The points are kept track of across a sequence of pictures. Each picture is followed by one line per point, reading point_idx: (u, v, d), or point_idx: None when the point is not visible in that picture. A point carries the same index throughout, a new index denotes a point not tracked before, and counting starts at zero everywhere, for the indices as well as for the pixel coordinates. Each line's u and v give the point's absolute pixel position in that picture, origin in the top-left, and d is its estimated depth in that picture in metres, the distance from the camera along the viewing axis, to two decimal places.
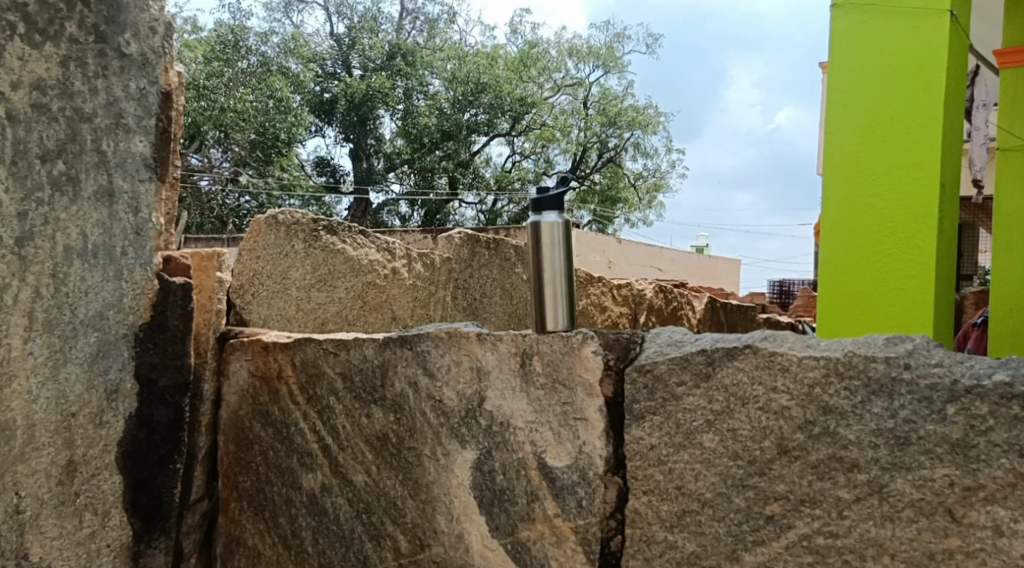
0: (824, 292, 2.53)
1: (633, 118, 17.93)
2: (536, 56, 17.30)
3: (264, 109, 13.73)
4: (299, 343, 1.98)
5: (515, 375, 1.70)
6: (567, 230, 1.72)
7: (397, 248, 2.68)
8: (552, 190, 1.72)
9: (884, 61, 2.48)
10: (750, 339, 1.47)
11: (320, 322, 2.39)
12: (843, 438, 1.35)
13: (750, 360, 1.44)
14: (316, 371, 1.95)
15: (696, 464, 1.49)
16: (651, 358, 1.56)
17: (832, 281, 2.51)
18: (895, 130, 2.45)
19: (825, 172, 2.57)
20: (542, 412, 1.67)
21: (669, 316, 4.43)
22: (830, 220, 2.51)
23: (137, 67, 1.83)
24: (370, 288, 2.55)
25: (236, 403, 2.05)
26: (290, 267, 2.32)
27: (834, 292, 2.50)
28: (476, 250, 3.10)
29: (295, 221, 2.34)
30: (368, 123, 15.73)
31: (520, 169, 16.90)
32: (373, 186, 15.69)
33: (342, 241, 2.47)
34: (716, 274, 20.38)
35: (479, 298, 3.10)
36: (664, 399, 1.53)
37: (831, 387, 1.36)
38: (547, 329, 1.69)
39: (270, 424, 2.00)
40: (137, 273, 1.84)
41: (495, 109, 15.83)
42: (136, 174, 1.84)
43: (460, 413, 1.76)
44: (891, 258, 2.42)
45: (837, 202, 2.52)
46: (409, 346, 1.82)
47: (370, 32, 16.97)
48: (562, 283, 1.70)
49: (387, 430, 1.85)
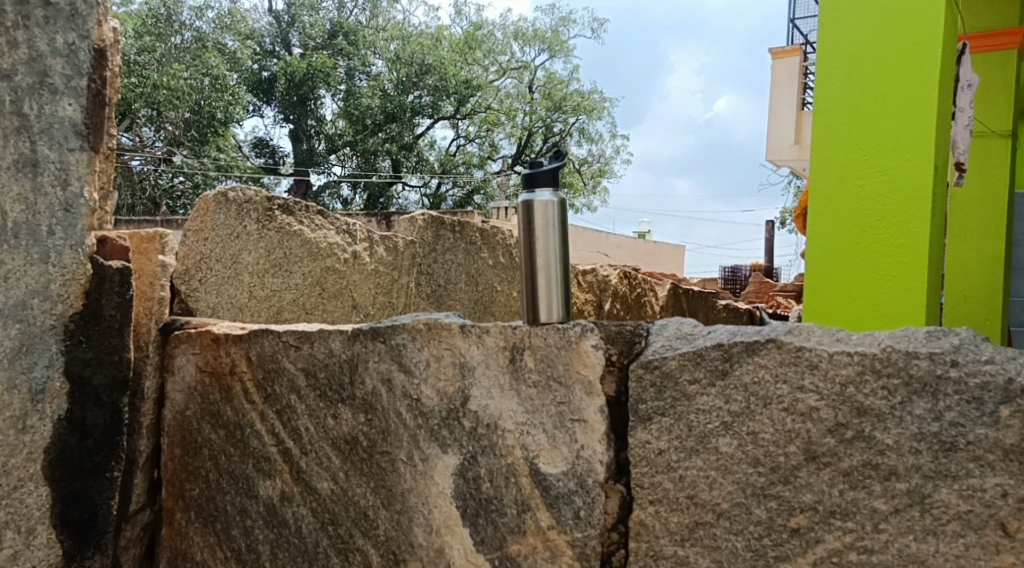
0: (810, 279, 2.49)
1: (579, 103, 17.79)
2: (481, 38, 16.99)
3: (199, 87, 13.22)
4: (255, 335, 1.76)
5: (504, 372, 1.53)
6: (562, 210, 1.55)
7: (358, 230, 2.47)
8: (547, 165, 1.55)
9: (874, 41, 2.42)
10: (771, 332, 1.33)
11: (275, 311, 2.18)
12: (880, 443, 1.23)
13: (773, 355, 1.30)
14: (274, 366, 1.74)
15: (711, 472, 1.35)
16: (659, 353, 1.41)
17: (817, 267, 2.47)
18: (888, 111, 2.39)
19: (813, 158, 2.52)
20: (534, 413, 1.50)
21: (633, 303, 4.30)
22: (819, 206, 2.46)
23: (65, 18, 1.58)
24: (329, 274, 2.34)
25: (182, 402, 1.83)
26: (242, 250, 2.10)
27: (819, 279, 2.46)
28: (441, 233, 2.91)
29: (247, 199, 2.11)
30: (309, 104, 15.19)
31: (464, 153, 16.64)
32: (314, 167, 15.24)
33: (299, 222, 2.25)
34: (660, 259, 20.51)
35: (444, 285, 2.91)
36: (674, 398, 1.38)
37: (866, 386, 1.24)
38: (539, 320, 1.52)
39: (221, 425, 1.79)
40: (66, 256, 1.60)
41: (440, 91, 15.50)
42: (64, 142, 1.59)
43: (441, 414, 1.58)
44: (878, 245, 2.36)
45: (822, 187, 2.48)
46: (382, 338, 1.64)
47: (310, 10, 16.40)
48: (556, 270, 1.53)
49: (356, 432, 1.66)
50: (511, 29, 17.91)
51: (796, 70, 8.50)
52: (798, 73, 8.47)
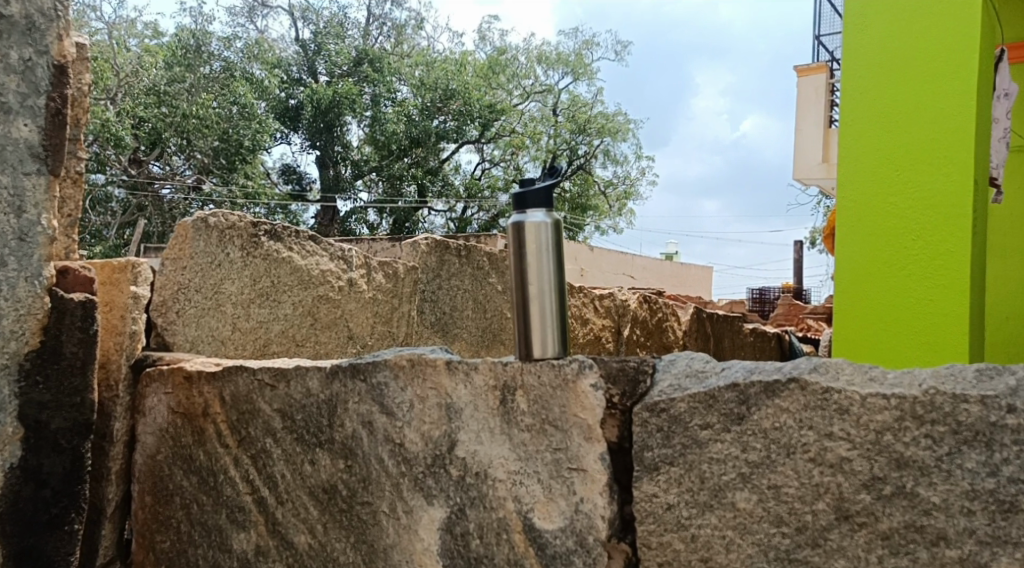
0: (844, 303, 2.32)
1: (603, 125, 17.66)
2: (505, 62, 16.99)
3: (227, 116, 13.24)
4: (229, 373, 1.62)
5: (494, 414, 1.37)
6: (558, 230, 1.39)
7: (354, 256, 2.32)
8: (539, 183, 1.39)
9: (905, 47, 2.26)
10: (794, 370, 1.16)
11: (262, 344, 2.05)
12: (925, 500, 1.05)
13: (796, 398, 1.13)
14: (249, 407, 1.60)
15: (727, 531, 1.17)
16: (667, 395, 1.24)
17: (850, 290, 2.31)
18: (921, 121, 2.22)
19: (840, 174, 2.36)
20: (527, 460, 1.34)
21: (654, 328, 4.11)
22: (847, 225, 2.32)
23: (19, 32, 1.47)
24: (322, 303, 2.20)
25: (153, 445, 1.68)
26: (225, 279, 1.97)
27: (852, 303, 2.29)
28: (445, 258, 2.76)
29: (231, 225, 1.98)
30: (335, 130, 15.16)
31: (489, 177, 16.56)
32: (340, 194, 15.26)
33: (288, 249, 2.11)
34: (688, 281, 20.22)
35: (449, 313, 2.76)
36: (684, 446, 1.21)
37: (906, 435, 1.06)
38: (533, 356, 1.35)
39: (194, 471, 1.64)
40: (20, 289, 1.47)
41: (464, 116, 15.48)
42: (19, 165, 1.47)
43: (426, 461, 1.42)
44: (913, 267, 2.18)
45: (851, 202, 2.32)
46: (362, 376, 1.49)
47: (336, 38, 16.49)
48: (551, 297, 1.37)
49: (335, 480, 1.50)
50: (534, 53, 17.86)
51: (823, 88, 8.26)
52: (825, 92, 8.24)
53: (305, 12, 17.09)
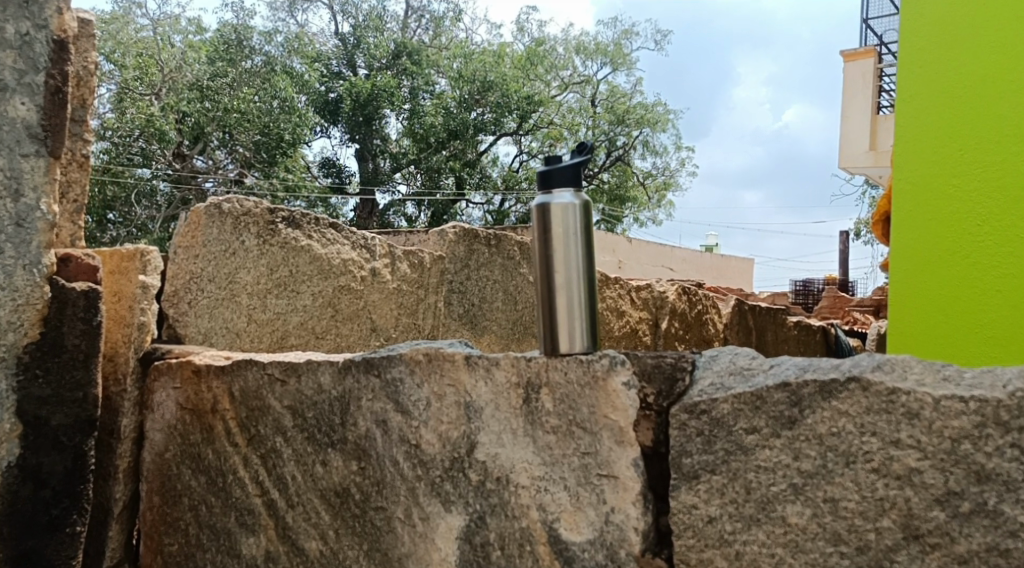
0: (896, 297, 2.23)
1: (642, 115, 17.37)
2: (543, 53, 16.75)
3: (269, 110, 13.22)
4: (238, 367, 1.53)
5: (517, 414, 1.25)
6: (588, 211, 1.26)
7: (378, 245, 2.22)
8: (567, 161, 1.26)
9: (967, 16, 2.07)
10: (854, 368, 1.02)
11: (279, 336, 1.96)
12: (1010, 520, 0.90)
13: (858, 401, 0.99)
14: (259, 404, 1.50)
15: (777, 550, 1.04)
16: (707, 395, 1.11)
17: (905, 282, 2.21)
18: (984, 98, 2.04)
19: (903, 161, 2.24)
20: (553, 466, 1.22)
21: (693, 321, 3.93)
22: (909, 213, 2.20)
23: (15, 4, 1.38)
24: (343, 294, 2.11)
25: (161, 443, 1.60)
26: (240, 268, 1.89)
27: (906, 295, 2.19)
28: (474, 247, 2.64)
29: (246, 211, 1.89)
30: (374, 123, 15.13)
31: (527, 169, 16.38)
32: (379, 187, 15.21)
33: (307, 237, 2.02)
34: (729, 273, 19.87)
35: (478, 304, 2.65)
36: (727, 452, 1.08)
37: (989, 444, 0.92)
38: (559, 351, 1.23)
39: (203, 470, 1.56)
40: (17, 278, 1.39)
41: (502, 108, 15.33)
42: (15, 147, 1.39)
43: (444, 464, 1.31)
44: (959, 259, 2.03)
45: (907, 188, 2.22)
46: (376, 372, 1.38)
47: (375, 31, 16.41)
48: (580, 288, 1.24)
49: (348, 482, 1.40)
50: (572, 43, 17.61)
51: (870, 73, 7.95)
52: (873, 76, 7.92)
53: (344, 6, 17.06)
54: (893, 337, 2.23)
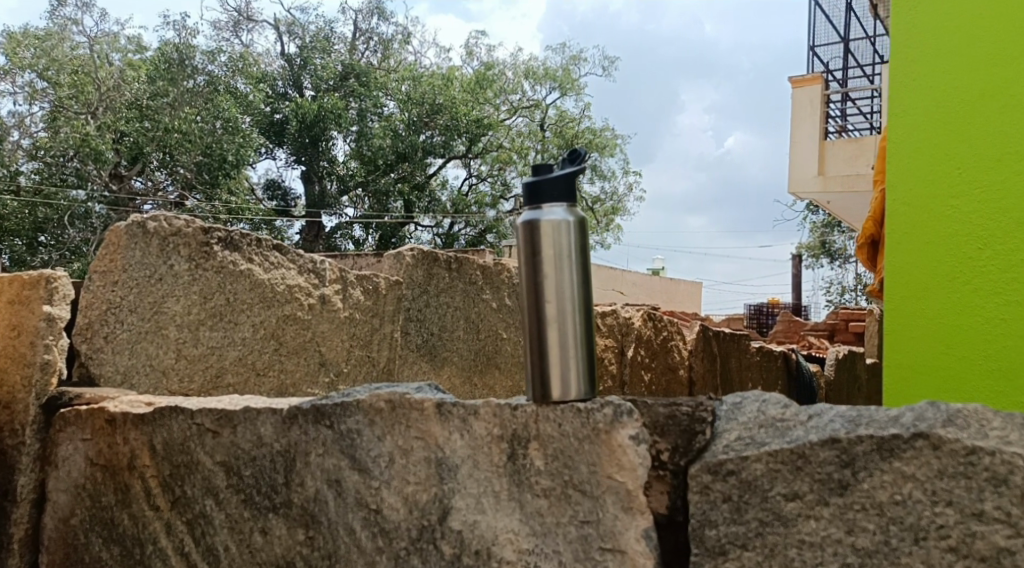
0: (887, 327, 2.10)
1: (591, 140, 17.35)
2: (492, 77, 16.52)
3: (211, 130, 12.70)
4: (160, 416, 1.28)
5: (499, 472, 1.05)
6: (585, 229, 1.07)
7: (329, 270, 1.99)
8: (559, 171, 1.07)
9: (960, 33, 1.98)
10: (919, 421, 0.83)
11: (213, 374, 1.71)
12: None
13: (927, 462, 0.80)
14: (185, 459, 1.26)
15: None
16: (735, 453, 0.92)
17: (899, 311, 2.06)
18: (983, 114, 1.93)
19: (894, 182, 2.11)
20: (543, 537, 1.01)
21: (659, 348, 3.76)
22: (903, 237, 2.06)
23: None
24: (288, 324, 1.87)
25: (67, 505, 1.36)
26: (167, 297, 1.64)
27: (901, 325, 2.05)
28: (434, 271, 2.42)
29: (176, 231, 1.65)
30: (320, 145, 14.71)
31: (477, 192, 16.20)
32: (326, 209, 14.89)
33: (248, 260, 1.78)
34: (678, 297, 19.96)
35: (437, 333, 2.43)
36: (761, 522, 0.89)
37: None
38: (550, 398, 1.03)
39: (116, 539, 1.31)
40: None
41: (451, 131, 15.14)
42: None
43: (410, 534, 1.09)
44: (958, 286, 1.91)
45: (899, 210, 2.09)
46: (328, 422, 1.16)
47: (323, 52, 16.04)
48: (579, 323, 1.04)
49: (293, 554, 1.17)
50: (521, 67, 17.53)
51: (818, 99, 8.03)
52: (820, 102, 7.99)
53: (290, 26, 16.68)
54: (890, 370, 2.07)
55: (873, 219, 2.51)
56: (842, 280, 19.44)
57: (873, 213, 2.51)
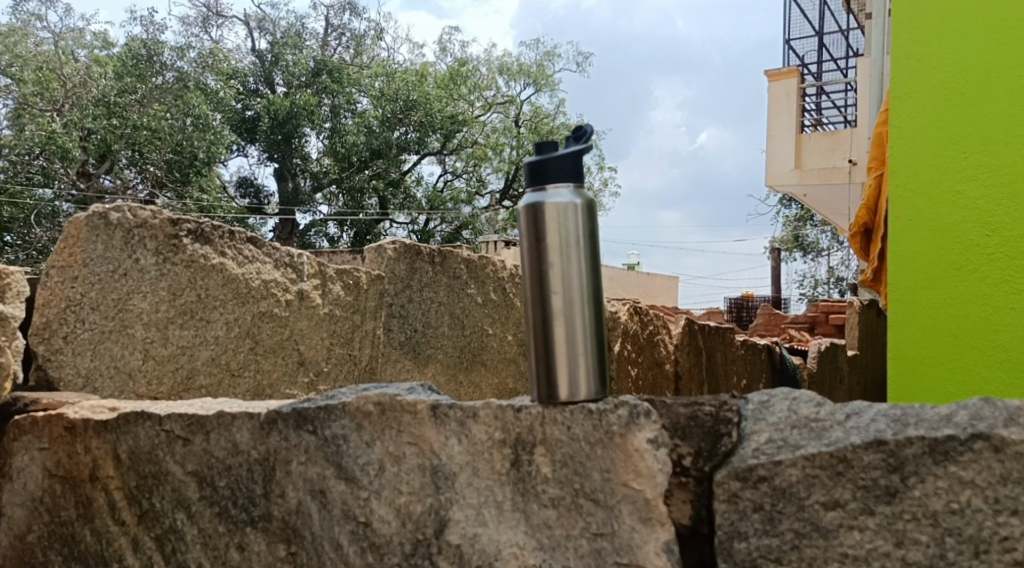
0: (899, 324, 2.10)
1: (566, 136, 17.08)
2: (466, 73, 16.24)
3: (180, 128, 12.44)
4: (126, 422, 1.17)
5: (502, 479, 0.95)
6: (593, 212, 0.98)
7: (306, 264, 1.88)
8: (564, 148, 0.98)
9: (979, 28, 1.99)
10: (973, 421, 0.76)
11: (185, 376, 1.59)
12: None
13: (987, 467, 0.73)
14: (154, 469, 1.14)
15: None
16: (767, 458, 0.83)
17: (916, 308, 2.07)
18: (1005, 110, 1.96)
19: (913, 177, 2.10)
20: (553, 550, 0.92)
21: (644, 343, 3.68)
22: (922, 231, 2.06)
23: None
24: (264, 321, 1.75)
25: (22, 522, 1.24)
26: (133, 293, 1.53)
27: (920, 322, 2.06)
28: (417, 265, 2.31)
29: (142, 223, 1.54)
30: (294, 142, 14.48)
31: (452, 188, 16.00)
32: (300, 207, 14.65)
33: (219, 253, 1.66)
34: (654, 291, 19.97)
35: (421, 330, 2.33)
36: (798, 534, 0.80)
37: None
38: (558, 399, 0.93)
39: (78, 558, 1.19)
40: None
41: (425, 127, 14.92)
42: None
43: (405, 549, 1.00)
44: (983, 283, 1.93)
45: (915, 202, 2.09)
46: (310, 426, 1.06)
47: (294, 48, 15.72)
48: (588, 319, 0.95)
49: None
50: (495, 63, 17.33)
51: (794, 92, 7.99)
52: (796, 95, 7.96)
53: (261, 22, 16.33)
54: (903, 366, 2.07)
55: (867, 207, 2.46)
56: (816, 273, 19.55)
57: (866, 201, 2.47)
